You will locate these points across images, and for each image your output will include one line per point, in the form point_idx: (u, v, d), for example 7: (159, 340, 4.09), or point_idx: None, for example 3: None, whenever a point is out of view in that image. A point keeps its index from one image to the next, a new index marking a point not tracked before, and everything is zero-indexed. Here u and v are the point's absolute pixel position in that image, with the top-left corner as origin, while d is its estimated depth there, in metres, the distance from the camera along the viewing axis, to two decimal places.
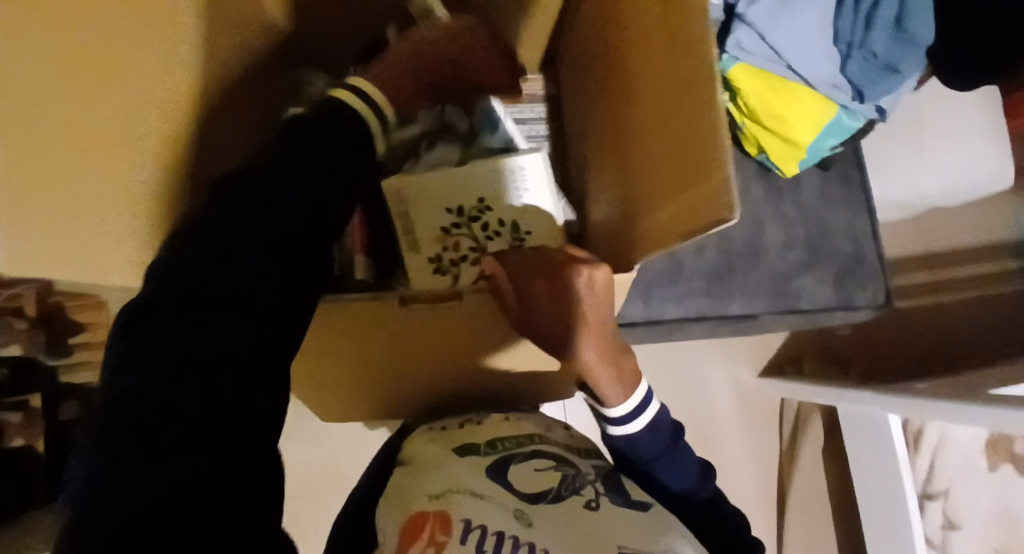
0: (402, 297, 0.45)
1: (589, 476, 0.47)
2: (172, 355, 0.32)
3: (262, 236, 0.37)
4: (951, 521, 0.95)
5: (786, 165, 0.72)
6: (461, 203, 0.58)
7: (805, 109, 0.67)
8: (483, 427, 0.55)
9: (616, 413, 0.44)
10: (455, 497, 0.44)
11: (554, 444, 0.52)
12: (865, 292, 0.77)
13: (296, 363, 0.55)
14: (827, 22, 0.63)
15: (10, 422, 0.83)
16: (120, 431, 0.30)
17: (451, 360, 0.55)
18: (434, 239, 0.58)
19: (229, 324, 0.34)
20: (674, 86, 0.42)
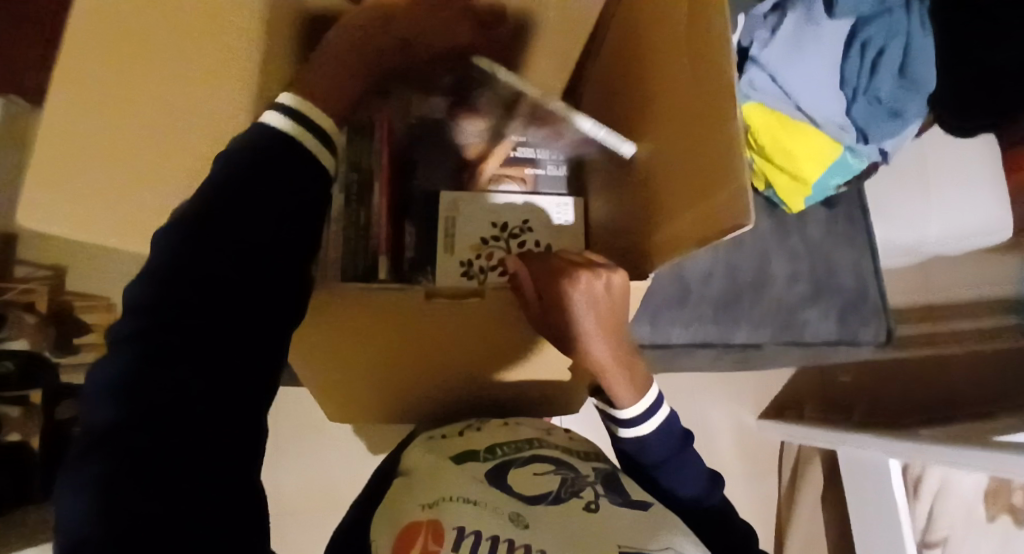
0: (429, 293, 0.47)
1: (589, 479, 0.48)
2: (187, 356, 0.33)
3: (264, 270, 0.37)
4: None
5: (793, 201, 0.76)
6: (507, 220, 0.66)
7: (812, 150, 0.71)
8: (483, 433, 0.57)
9: (627, 414, 0.48)
10: (448, 506, 0.45)
11: (553, 447, 0.54)
12: (867, 329, 0.79)
13: (306, 362, 0.56)
14: (835, 67, 0.67)
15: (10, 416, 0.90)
16: (117, 462, 0.30)
17: (463, 364, 0.57)
18: (470, 246, 0.65)
19: (228, 358, 0.35)
20: (694, 104, 0.45)
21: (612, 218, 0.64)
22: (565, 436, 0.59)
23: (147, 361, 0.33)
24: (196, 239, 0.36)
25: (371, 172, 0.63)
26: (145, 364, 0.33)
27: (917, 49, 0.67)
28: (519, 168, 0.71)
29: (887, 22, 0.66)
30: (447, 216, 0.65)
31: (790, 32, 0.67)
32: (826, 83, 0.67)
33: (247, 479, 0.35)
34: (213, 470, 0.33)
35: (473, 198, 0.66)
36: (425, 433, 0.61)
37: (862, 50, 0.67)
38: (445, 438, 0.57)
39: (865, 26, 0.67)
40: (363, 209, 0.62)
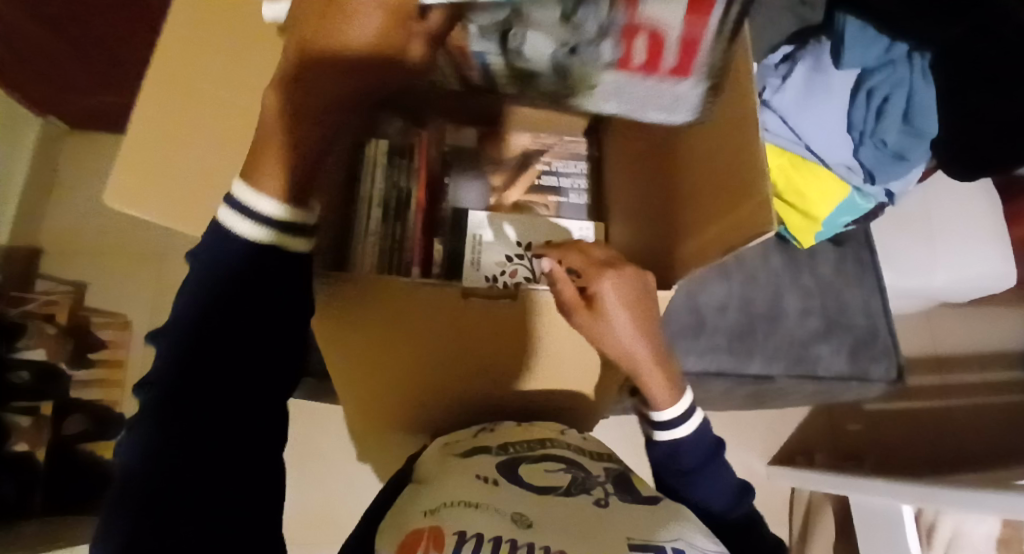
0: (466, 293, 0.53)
1: (599, 479, 0.51)
2: (191, 401, 0.37)
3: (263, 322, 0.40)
4: None
5: (804, 237, 0.80)
6: (531, 240, 0.69)
7: (824, 192, 0.75)
8: (497, 432, 0.58)
9: (666, 416, 0.52)
10: (448, 512, 0.44)
11: (567, 448, 0.56)
12: (878, 365, 0.81)
13: (339, 364, 0.59)
14: (842, 113, 0.72)
15: (20, 425, 1.07)
16: (141, 496, 0.36)
17: (488, 376, 0.59)
18: (496, 263, 0.67)
19: (229, 403, 0.38)
20: (721, 129, 0.50)
21: (631, 241, 0.67)
22: (580, 437, 0.60)
23: (162, 403, 0.37)
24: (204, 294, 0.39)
25: (409, 190, 0.67)
26: (163, 412, 0.37)
27: (921, 95, 0.70)
28: (543, 195, 0.74)
29: (892, 71, 0.70)
30: (476, 236, 0.68)
31: (801, 81, 0.72)
32: (833, 128, 0.72)
33: (258, 508, 0.38)
34: (221, 506, 0.36)
35: (503, 220, 0.70)
36: (441, 439, 0.61)
37: (868, 97, 0.71)
38: (462, 440, 0.58)
39: (870, 75, 0.71)
40: (399, 223, 0.66)
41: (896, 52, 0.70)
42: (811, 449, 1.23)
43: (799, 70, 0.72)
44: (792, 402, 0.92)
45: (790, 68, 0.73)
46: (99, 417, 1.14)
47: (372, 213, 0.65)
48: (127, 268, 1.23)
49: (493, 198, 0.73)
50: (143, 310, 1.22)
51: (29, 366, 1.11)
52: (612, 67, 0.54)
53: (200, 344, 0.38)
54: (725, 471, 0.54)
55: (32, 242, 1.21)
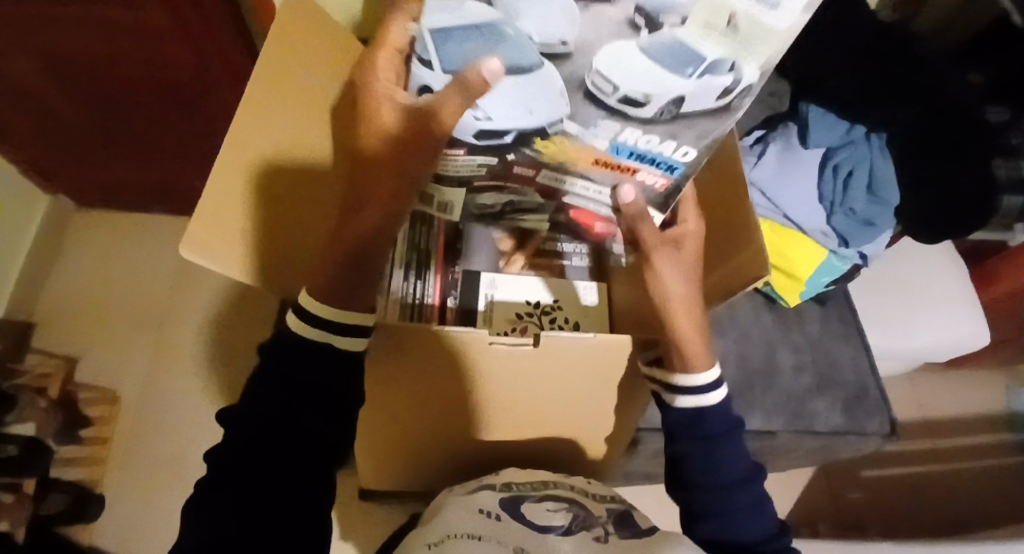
0: (493, 341, 0.52)
1: (602, 517, 0.54)
2: (248, 461, 0.50)
3: (297, 400, 0.51)
4: None
5: (789, 296, 0.86)
6: (539, 298, 0.73)
7: (806, 255, 0.82)
8: (502, 475, 0.63)
9: (700, 377, 0.55)
10: (450, 543, 0.46)
11: (569, 488, 0.59)
12: (872, 420, 0.85)
13: (371, 397, 0.64)
14: (814, 185, 0.80)
15: (3, 502, 1.03)
16: (201, 533, 0.47)
17: (508, 410, 0.65)
18: (507, 319, 0.72)
19: (273, 465, 0.50)
20: (724, 192, 0.57)
21: (632, 295, 0.73)
22: (585, 481, 0.63)
23: (231, 460, 0.50)
24: (262, 381, 0.52)
25: (428, 252, 0.74)
26: (229, 469, 0.50)
27: (880, 168, 0.79)
28: (551, 259, 0.79)
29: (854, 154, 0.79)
30: (488, 296, 0.73)
31: (773, 162, 0.81)
32: (803, 203, 0.80)
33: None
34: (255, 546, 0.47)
35: (511, 281, 0.74)
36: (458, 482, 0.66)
37: (831, 175, 0.80)
38: (465, 486, 0.62)
39: (835, 153, 0.80)
40: (418, 282, 0.72)
41: (856, 133, 0.79)
42: (814, 519, 1.19)
43: (769, 154, 0.81)
44: (794, 460, 0.96)
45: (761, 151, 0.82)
46: (83, 496, 1.09)
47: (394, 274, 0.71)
48: (122, 340, 1.23)
49: (503, 261, 0.78)
50: (134, 382, 1.19)
51: (19, 439, 1.09)
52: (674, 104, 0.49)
53: (257, 417, 0.51)
54: (733, 476, 0.58)
55: (28, 316, 1.22)
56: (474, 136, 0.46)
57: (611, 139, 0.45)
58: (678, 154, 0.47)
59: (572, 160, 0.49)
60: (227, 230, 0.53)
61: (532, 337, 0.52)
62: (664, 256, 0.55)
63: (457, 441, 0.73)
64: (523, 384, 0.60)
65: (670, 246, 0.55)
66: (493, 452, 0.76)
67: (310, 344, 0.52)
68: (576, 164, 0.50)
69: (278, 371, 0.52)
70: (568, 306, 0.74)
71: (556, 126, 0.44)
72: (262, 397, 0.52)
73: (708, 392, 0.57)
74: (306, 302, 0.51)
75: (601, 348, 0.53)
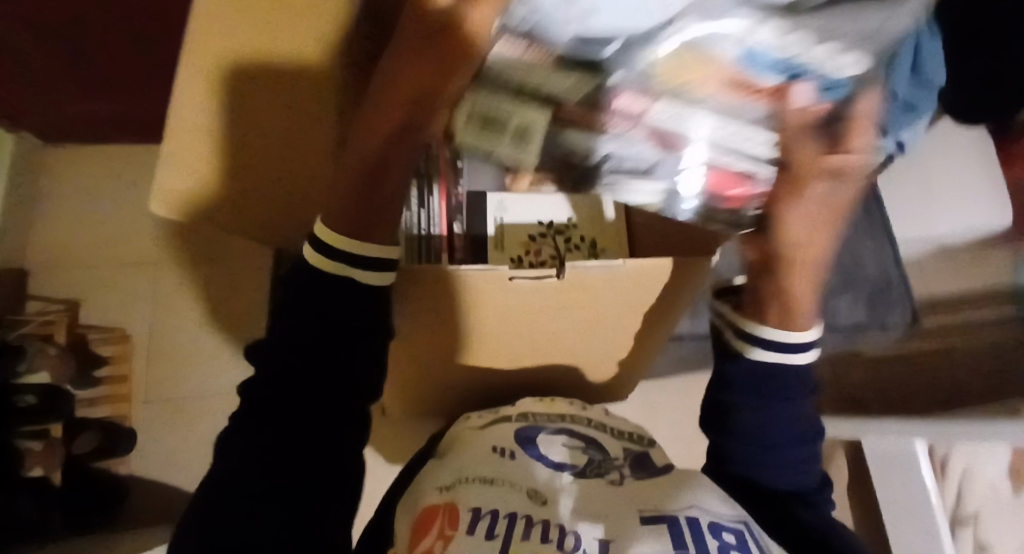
0: (513, 276, 0.49)
1: (618, 461, 0.49)
2: (273, 401, 0.48)
3: (325, 337, 0.49)
4: (981, 543, 0.90)
5: None
6: (552, 218, 0.70)
7: None
8: (519, 405, 0.59)
9: (796, 336, 0.55)
10: (463, 488, 0.44)
11: (587, 424, 0.55)
12: None
13: None
14: None
15: (34, 450, 1.02)
16: (227, 474, 0.47)
17: (527, 342, 0.61)
18: (519, 243, 0.68)
19: (297, 406, 0.48)
20: None
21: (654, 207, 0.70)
22: (602, 412, 0.59)
23: (256, 399, 0.49)
24: (287, 318, 0.49)
25: (429, 176, 0.65)
26: (255, 408, 0.49)
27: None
28: None
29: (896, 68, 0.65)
30: (497, 219, 0.69)
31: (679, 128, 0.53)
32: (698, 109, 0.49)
33: (306, 498, 0.47)
34: (277, 491, 0.46)
35: (522, 201, 0.70)
36: (470, 412, 0.62)
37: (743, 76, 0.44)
38: (482, 416, 0.58)
39: None
40: (422, 210, 0.65)
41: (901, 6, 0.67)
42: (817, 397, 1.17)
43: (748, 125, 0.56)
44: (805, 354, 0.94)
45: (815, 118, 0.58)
46: (110, 433, 1.10)
47: None
48: (125, 278, 1.20)
49: (509, 178, 0.72)
50: (143, 320, 1.19)
51: (35, 389, 1.05)
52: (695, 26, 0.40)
53: (279, 356, 0.49)
54: (778, 429, 0.55)
55: (19, 262, 1.17)
56: (567, 49, 0.36)
57: (740, 45, 0.35)
58: (841, 69, 0.38)
59: (693, 85, 0.39)
60: (189, 159, 0.51)
61: (557, 270, 0.48)
62: (818, 191, 0.51)
63: (462, 375, 0.68)
64: (537, 313, 0.56)
65: (831, 179, 0.51)
66: (490, 383, 0.70)
67: (330, 282, 0.48)
68: (694, 91, 0.40)
69: (302, 309, 0.49)
70: (581, 224, 0.71)
71: (675, 28, 0.34)
72: (285, 335, 0.49)
73: (794, 352, 0.55)
74: (330, 239, 0.48)
75: (632, 274, 0.50)
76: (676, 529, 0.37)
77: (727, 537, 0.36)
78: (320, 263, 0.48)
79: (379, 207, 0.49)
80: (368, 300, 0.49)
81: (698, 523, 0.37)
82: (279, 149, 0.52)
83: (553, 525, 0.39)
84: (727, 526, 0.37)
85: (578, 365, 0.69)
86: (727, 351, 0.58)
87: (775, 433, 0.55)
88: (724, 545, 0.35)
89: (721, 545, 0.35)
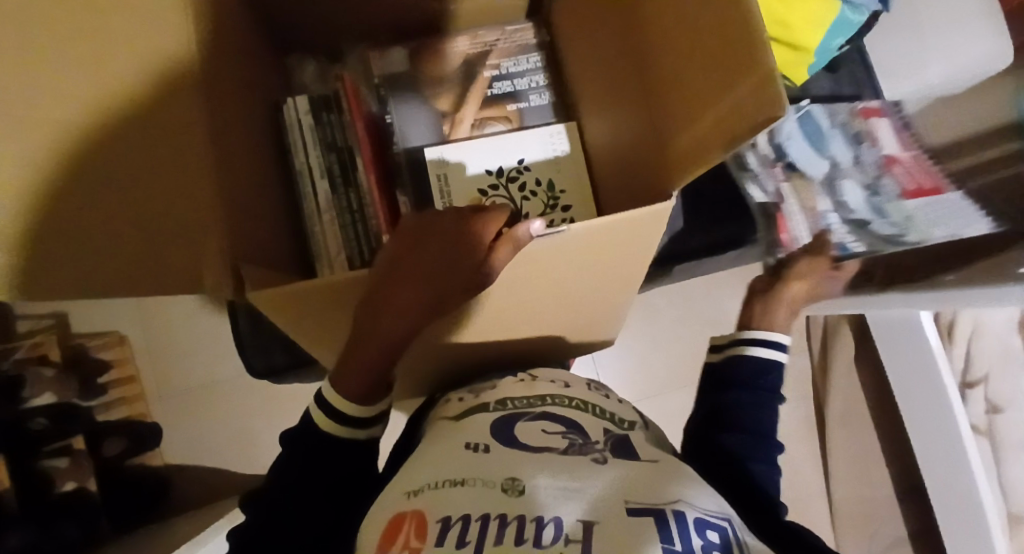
0: (476, 286, 0.44)
1: (599, 445, 0.43)
2: (287, 492, 0.46)
3: (345, 438, 0.48)
4: (996, 404, 0.89)
5: (795, 71, 0.71)
6: (501, 164, 0.63)
7: (811, 13, 0.65)
8: (498, 391, 0.54)
9: (778, 339, 0.61)
10: (435, 490, 0.38)
11: (567, 404, 0.50)
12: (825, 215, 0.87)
13: (331, 349, 0.57)
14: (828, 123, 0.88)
15: (59, 467, 0.92)
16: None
17: (496, 330, 0.57)
18: (471, 201, 0.62)
19: (307, 500, 0.45)
20: (678, 13, 0.44)
21: (608, 136, 0.63)
22: (586, 388, 0.55)
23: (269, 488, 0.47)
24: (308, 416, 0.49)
25: (350, 149, 0.62)
26: (264, 500, 0.46)
27: (835, 139, 0.88)
28: (501, 106, 0.67)
29: (853, 154, 0.89)
30: (440, 176, 0.62)
31: (810, 189, 0.87)
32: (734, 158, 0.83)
33: None
34: None
35: (466, 152, 0.62)
36: (452, 395, 0.57)
37: (906, 126, 0.92)
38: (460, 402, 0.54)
39: (808, 116, 0.87)
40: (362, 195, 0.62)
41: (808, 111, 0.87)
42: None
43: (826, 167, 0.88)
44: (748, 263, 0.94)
45: (787, 168, 0.87)
46: (135, 434, 1.03)
47: (318, 186, 0.63)
48: None
49: (448, 125, 0.66)
50: None
51: (45, 411, 0.94)
52: (902, 196, 0.87)
53: (302, 449, 0.47)
54: (765, 412, 0.55)
55: None
56: None
57: None
58: None
59: None
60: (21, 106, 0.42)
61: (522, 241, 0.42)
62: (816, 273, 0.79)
63: (436, 365, 0.62)
64: (492, 294, 0.49)
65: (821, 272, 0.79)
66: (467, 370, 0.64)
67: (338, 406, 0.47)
68: None
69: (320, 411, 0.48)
70: (535, 166, 0.65)
71: None
72: (307, 433, 0.48)
73: (777, 352, 0.60)
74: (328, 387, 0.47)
75: (582, 237, 0.45)
76: (663, 523, 0.33)
77: (711, 535, 0.34)
78: (329, 384, 0.47)
79: (307, 307, 0.46)
80: (380, 412, 0.48)
81: (684, 517, 0.34)
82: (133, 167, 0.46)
83: (529, 520, 0.33)
84: (711, 521, 0.35)
85: (563, 326, 0.63)
86: (716, 379, 0.59)
87: (749, 409, 0.55)
88: (708, 545, 0.33)
89: (705, 544, 0.33)
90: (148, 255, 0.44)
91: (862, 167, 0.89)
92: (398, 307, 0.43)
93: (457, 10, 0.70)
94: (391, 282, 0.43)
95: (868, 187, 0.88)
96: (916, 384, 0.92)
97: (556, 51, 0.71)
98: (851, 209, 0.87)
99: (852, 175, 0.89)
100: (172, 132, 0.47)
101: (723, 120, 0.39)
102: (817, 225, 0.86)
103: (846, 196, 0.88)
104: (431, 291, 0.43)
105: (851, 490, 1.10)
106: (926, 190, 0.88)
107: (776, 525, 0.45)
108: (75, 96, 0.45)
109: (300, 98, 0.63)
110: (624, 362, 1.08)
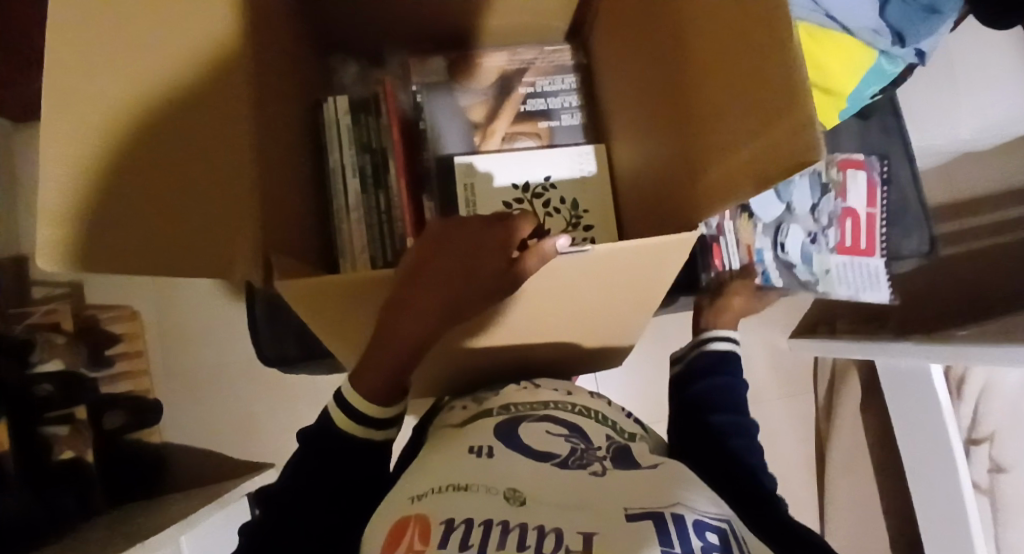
0: (501, 291, 0.44)
1: (601, 453, 0.44)
2: (299, 492, 0.46)
3: (358, 439, 0.48)
4: (999, 464, 0.88)
5: (827, 117, 0.72)
6: (528, 179, 0.64)
7: (848, 61, 0.65)
8: (502, 396, 0.54)
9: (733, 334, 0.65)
10: (438, 495, 0.38)
11: (571, 410, 0.50)
12: (769, 252, 0.81)
13: (346, 346, 0.57)
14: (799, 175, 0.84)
15: (60, 435, 0.92)
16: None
17: (510, 342, 0.58)
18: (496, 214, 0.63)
19: (317, 499, 0.46)
20: (719, 48, 0.44)
21: (635, 157, 0.64)
22: (589, 397, 0.56)
23: (282, 487, 0.47)
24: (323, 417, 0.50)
25: (384, 152, 0.64)
26: (277, 498, 0.47)
27: (799, 186, 0.84)
28: (532, 123, 0.68)
29: (812, 202, 0.85)
30: (468, 186, 0.63)
31: (752, 230, 0.80)
32: None
33: None
34: None
35: (496, 162, 0.64)
36: (457, 402, 0.58)
37: (883, 184, 0.89)
38: (465, 409, 0.54)
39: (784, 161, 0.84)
40: (386, 194, 0.64)
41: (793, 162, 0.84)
42: (831, 316, 1.11)
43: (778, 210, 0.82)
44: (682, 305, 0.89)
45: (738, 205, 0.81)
46: (138, 409, 1.04)
47: (350, 185, 0.64)
48: None
49: (479, 137, 0.67)
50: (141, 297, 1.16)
51: (53, 378, 0.94)
52: (834, 250, 0.85)
53: (316, 451, 0.48)
54: (736, 391, 0.60)
55: None
56: None
57: None
58: None
59: None
60: (74, 94, 0.43)
61: (550, 251, 0.42)
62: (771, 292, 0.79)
63: (446, 371, 0.62)
64: (511, 306, 0.50)
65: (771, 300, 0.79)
66: (475, 378, 0.64)
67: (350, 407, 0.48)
68: None
69: (335, 415, 0.48)
70: (560, 184, 0.65)
71: None
72: (322, 435, 0.49)
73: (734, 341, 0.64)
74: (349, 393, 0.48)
75: (605, 260, 0.46)
76: (662, 526, 0.33)
77: (711, 537, 0.34)
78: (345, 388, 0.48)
79: (332, 300, 0.46)
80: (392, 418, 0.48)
81: (684, 520, 0.34)
82: (179, 153, 0.46)
83: (531, 529, 0.33)
84: (711, 523, 0.35)
85: (576, 344, 0.64)
86: (688, 382, 0.61)
87: (720, 393, 0.59)
88: (709, 546, 0.33)
89: (705, 546, 0.33)
90: (181, 235, 0.44)
91: (815, 215, 0.84)
92: (424, 310, 0.44)
93: (499, 25, 0.72)
94: (416, 287, 0.43)
95: (811, 236, 0.84)
96: (920, 434, 0.92)
97: (591, 72, 0.73)
98: (786, 252, 0.82)
99: (801, 222, 0.84)
100: (218, 124, 0.48)
101: (755, 159, 0.40)
102: (750, 258, 0.80)
103: (789, 241, 0.82)
104: (458, 298, 0.44)
105: (847, 536, 1.08)
106: (859, 249, 0.87)
107: (776, 526, 0.44)
108: (131, 77, 0.45)
109: (340, 99, 0.64)
110: (629, 385, 1.08)
